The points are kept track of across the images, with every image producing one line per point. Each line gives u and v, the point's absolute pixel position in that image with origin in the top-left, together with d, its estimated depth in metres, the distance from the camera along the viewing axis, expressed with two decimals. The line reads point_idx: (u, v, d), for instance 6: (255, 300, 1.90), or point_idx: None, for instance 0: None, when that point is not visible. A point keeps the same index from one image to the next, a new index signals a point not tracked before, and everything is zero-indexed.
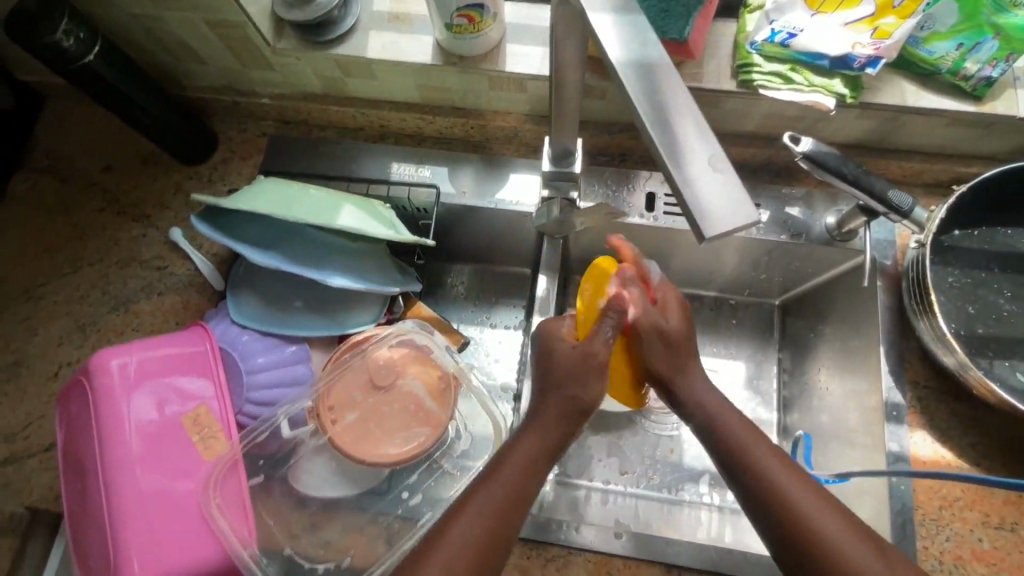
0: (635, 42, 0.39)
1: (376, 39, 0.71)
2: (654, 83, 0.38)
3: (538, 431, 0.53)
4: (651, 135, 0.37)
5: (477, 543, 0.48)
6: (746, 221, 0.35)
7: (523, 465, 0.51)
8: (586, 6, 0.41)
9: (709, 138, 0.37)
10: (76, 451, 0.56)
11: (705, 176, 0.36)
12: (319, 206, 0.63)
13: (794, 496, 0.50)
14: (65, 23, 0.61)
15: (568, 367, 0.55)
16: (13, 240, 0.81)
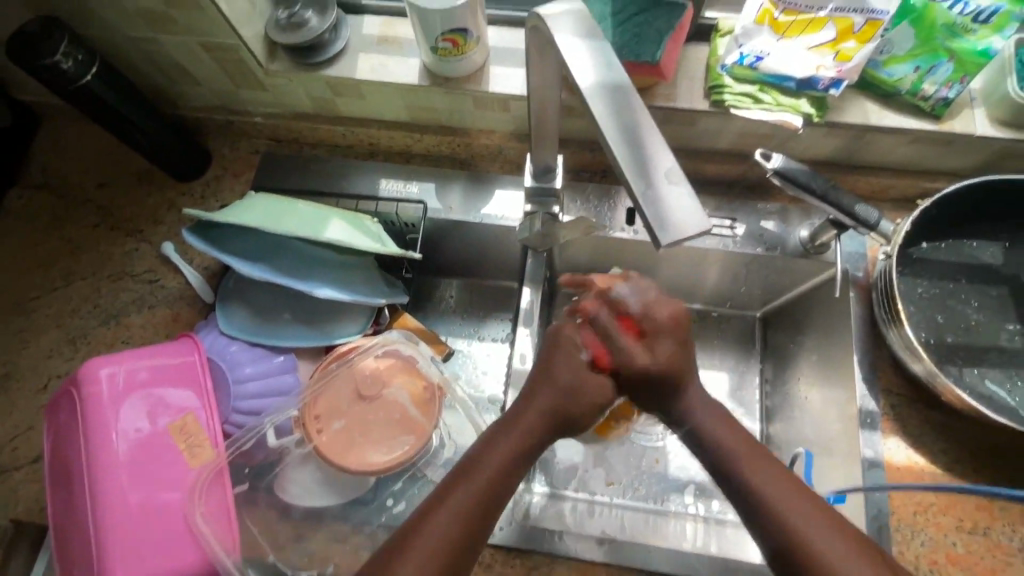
0: (600, 64, 0.42)
1: (365, 61, 0.74)
2: (619, 101, 0.41)
3: (518, 431, 0.53)
4: (613, 151, 0.39)
5: (447, 541, 0.48)
6: (702, 229, 0.37)
7: (500, 462, 0.52)
8: (554, 32, 0.43)
9: (668, 153, 0.39)
10: (64, 460, 0.56)
11: (662, 188, 0.38)
12: (308, 220, 0.65)
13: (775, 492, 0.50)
14: (64, 44, 0.64)
15: (559, 375, 0.56)
16: (6, 254, 0.83)
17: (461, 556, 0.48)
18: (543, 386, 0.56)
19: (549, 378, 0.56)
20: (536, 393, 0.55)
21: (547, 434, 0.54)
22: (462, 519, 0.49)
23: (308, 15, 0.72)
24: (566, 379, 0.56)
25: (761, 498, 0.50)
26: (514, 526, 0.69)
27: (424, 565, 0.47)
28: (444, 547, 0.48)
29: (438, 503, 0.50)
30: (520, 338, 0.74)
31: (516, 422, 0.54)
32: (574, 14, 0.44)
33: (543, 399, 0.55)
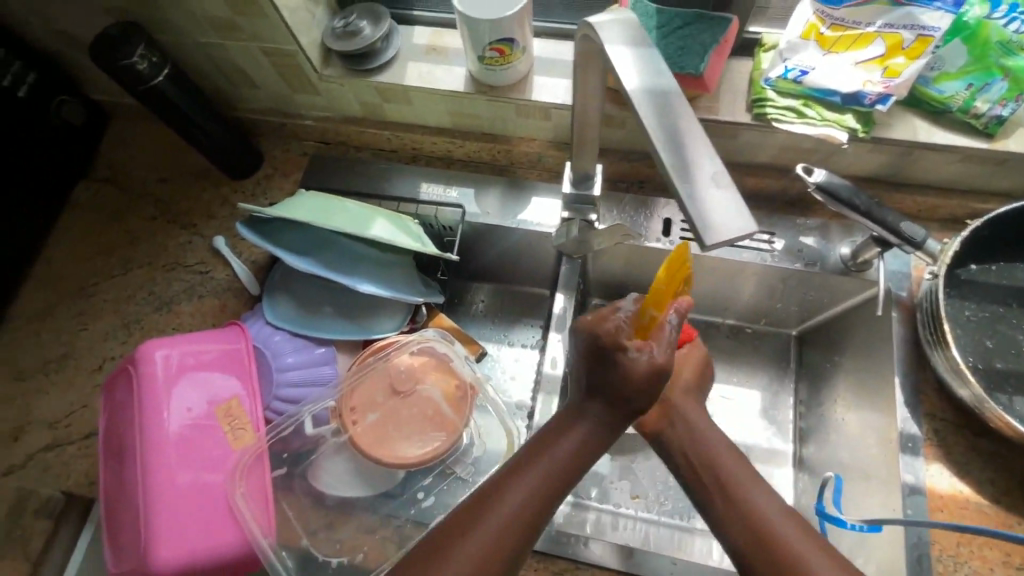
0: (650, 72, 0.43)
1: (413, 69, 0.77)
2: (668, 107, 0.42)
3: (586, 417, 0.50)
4: (661, 155, 0.40)
5: (538, 491, 0.47)
6: (747, 232, 0.37)
7: (527, 495, 0.47)
8: (605, 41, 0.45)
9: (714, 157, 0.40)
10: (119, 435, 0.59)
11: (709, 192, 0.39)
12: (353, 218, 0.68)
13: (771, 520, 0.47)
14: (141, 48, 0.68)
15: (601, 394, 0.50)
16: (72, 241, 0.89)
17: (522, 545, 0.46)
18: (576, 419, 0.50)
19: (603, 393, 0.50)
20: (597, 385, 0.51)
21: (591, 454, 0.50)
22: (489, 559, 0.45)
23: (363, 24, 0.75)
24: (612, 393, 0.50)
25: (763, 522, 0.47)
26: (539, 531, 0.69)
27: (501, 532, 0.45)
28: (524, 515, 0.46)
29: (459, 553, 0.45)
30: (551, 344, 0.76)
31: (557, 450, 0.49)
32: (623, 22, 0.45)
33: (583, 427, 0.50)
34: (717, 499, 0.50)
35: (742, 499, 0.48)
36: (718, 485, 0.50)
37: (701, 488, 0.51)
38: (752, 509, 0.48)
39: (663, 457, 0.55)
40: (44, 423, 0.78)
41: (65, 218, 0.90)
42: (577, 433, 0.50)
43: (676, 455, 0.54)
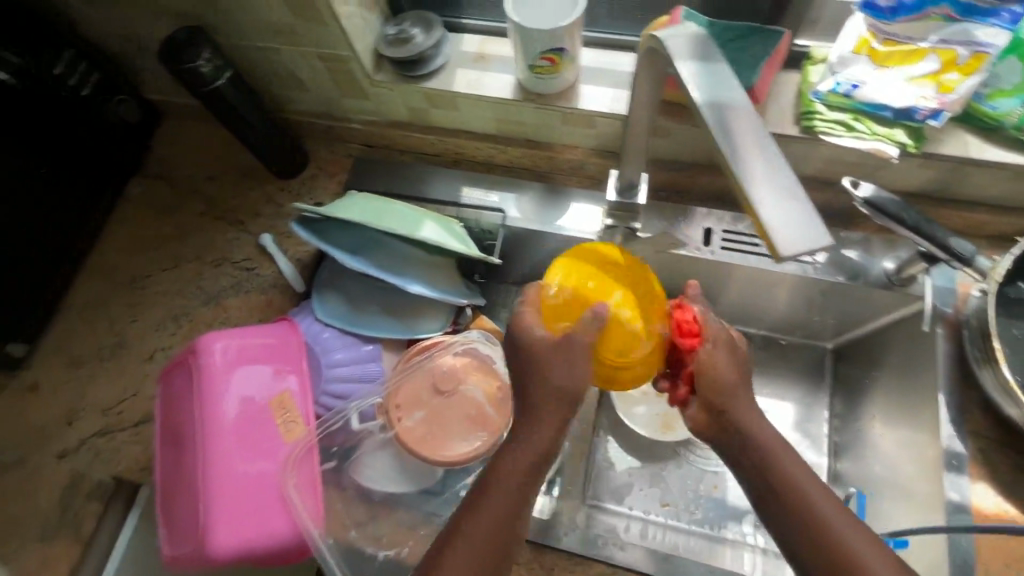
0: (720, 86, 0.44)
1: (462, 76, 0.79)
2: (740, 122, 0.42)
3: (550, 412, 0.53)
4: (733, 167, 0.41)
5: (516, 487, 0.51)
6: (824, 247, 0.38)
7: (507, 490, 0.51)
8: (674, 55, 0.46)
9: (787, 170, 0.40)
10: (178, 423, 0.62)
11: (783, 205, 0.39)
12: (403, 219, 0.70)
13: (822, 511, 0.50)
14: (205, 52, 0.72)
15: (533, 387, 0.53)
16: (125, 234, 0.92)
17: (509, 537, 0.51)
18: (530, 417, 0.53)
19: (534, 383, 0.53)
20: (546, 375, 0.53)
21: (556, 443, 0.53)
22: (484, 550, 0.50)
23: (415, 32, 0.78)
24: (547, 384, 0.53)
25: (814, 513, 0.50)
26: (577, 533, 0.69)
27: (487, 532, 0.50)
28: (506, 513, 0.51)
29: (454, 546, 0.50)
30: None
31: (520, 446, 0.53)
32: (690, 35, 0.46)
33: (544, 424, 0.53)
34: (770, 498, 0.52)
35: (801, 496, 0.51)
36: (779, 484, 0.51)
37: (760, 485, 0.52)
38: (807, 504, 0.50)
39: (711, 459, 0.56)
40: (97, 410, 0.81)
41: (119, 212, 0.94)
42: (538, 430, 0.52)
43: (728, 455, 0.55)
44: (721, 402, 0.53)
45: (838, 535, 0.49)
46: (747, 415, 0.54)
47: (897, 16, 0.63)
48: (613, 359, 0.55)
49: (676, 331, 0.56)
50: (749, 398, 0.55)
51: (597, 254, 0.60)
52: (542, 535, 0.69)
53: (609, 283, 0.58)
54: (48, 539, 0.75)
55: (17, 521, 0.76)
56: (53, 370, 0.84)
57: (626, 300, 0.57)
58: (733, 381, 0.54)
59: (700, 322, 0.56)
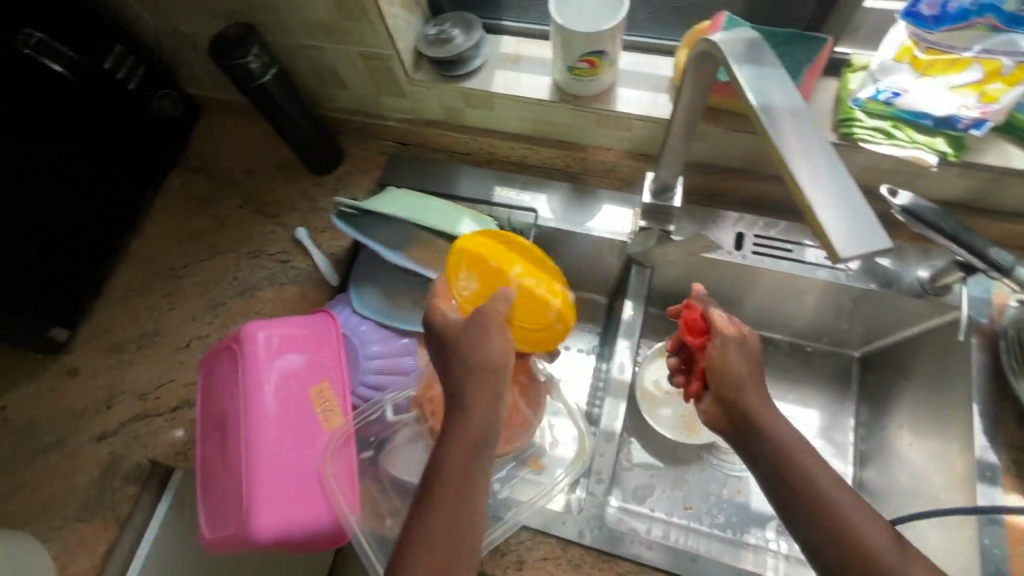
0: (778, 92, 0.45)
1: (500, 77, 0.80)
2: (797, 126, 0.43)
3: (480, 391, 0.52)
4: (792, 168, 0.41)
5: (458, 472, 0.51)
6: (884, 247, 0.38)
7: (456, 474, 0.51)
8: (731, 59, 0.47)
9: (844, 173, 0.41)
10: (222, 406, 0.64)
11: (840, 206, 0.39)
12: (444, 216, 0.74)
13: (845, 511, 0.51)
14: (255, 48, 0.73)
15: (459, 369, 0.53)
16: (164, 224, 0.94)
17: (465, 525, 0.50)
18: (458, 400, 0.53)
19: (459, 366, 0.53)
20: (476, 355, 0.53)
21: (492, 418, 0.52)
22: (448, 534, 0.50)
23: (455, 33, 0.79)
24: (470, 365, 0.53)
25: (836, 514, 0.51)
26: (604, 529, 0.69)
27: (445, 524, 0.50)
28: (456, 500, 0.50)
29: (418, 534, 0.50)
30: (619, 349, 0.80)
31: (458, 431, 0.52)
32: (748, 41, 0.48)
33: (475, 405, 0.52)
34: (796, 503, 0.52)
35: (817, 487, 0.52)
36: (794, 475, 0.53)
37: (775, 476, 0.53)
38: (829, 505, 0.51)
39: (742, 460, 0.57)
40: (134, 395, 0.83)
41: (158, 203, 0.96)
42: (469, 413, 0.52)
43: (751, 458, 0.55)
44: (732, 395, 0.57)
45: (856, 527, 0.51)
46: (756, 404, 0.56)
47: (940, 25, 0.63)
48: (531, 323, 0.70)
49: (687, 330, 0.67)
50: (762, 392, 0.57)
51: (500, 233, 0.72)
52: (570, 531, 0.69)
53: (508, 261, 0.70)
54: (86, 519, 0.76)
55: (55, 501, 0.77)
56: (93, 355, 0.86)
57: (528, 271, 0.70)
58: (744, 373, 0.57)
59: (705, 318, 0.65)
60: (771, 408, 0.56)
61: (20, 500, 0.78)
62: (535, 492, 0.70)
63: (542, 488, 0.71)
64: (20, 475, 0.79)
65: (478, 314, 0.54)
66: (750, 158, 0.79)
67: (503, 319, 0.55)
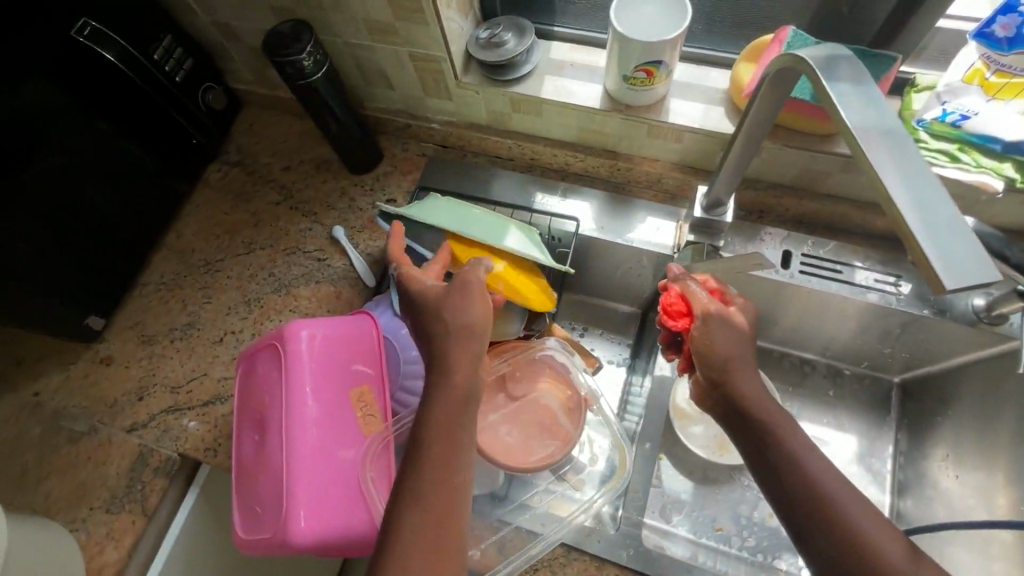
0: (873, 110, 0.44)
1: (550, 83, 0.80)
2: (897, 147, 0.42)
3: (465, 360, 0.52)
4: (892, 189, 0.40)
5: (448, 446, 0.50)
6: (991, 280, 0.36)
7: (441, 443, 0.50)
8: (824, 76, 0.45)
9: (947, 199, 0.39)
10: (261, 405, 0.63)
11: (944, 232, 0.38)
12: (489, 226, 0.75)
13: (874, 538, 0.47)
14: (310, 46, 0.72)
15: (438, 331, 0.54)
16: (202, 217, 0.94)
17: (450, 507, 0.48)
18: (440, 363, 0.53)
19: (441, 333, 0.54)
20: (456, 317, 0.54)
21: (472, 381, 0.52)
22: (435, 512, 0.48)
23: (507, 37, 0.78)
24: (450, 325, 0.53)
25: (862, 540, 0.47)
26: (639, 549, 0.68)
27: (431, 500, 0.48)
28: (442, 475, 0.49)
29: (395, 520, 0.48)
30: None
31: (441, 395, 0.51)
32: (836, 58, 0.46)
33: (456, 362, 0.52)
34: (814, 526, 0.49)
35: (828, 499, 0.49)
36: (797, 482, 0.51)
37: (782, 486, 0.51)
38: (855, 529, 0.48)
39: (768, 477, 0.53)
40: (167, 387, 0.83)
41: (198, 196, 0.96)
42: (450, 370, 0.52)
43: (772, 476, 0.52)
44: (718, 374, 0.58)
45: (879, 546, 0.47)
46: (748, 390, 0.56)
47: (1013, 48, 0.61)
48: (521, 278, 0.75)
49: (667, 313, 0.66)
50: (749, 371, 0.58)
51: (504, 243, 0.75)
52: (606, 549, 0.68)
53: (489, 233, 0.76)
54: (114, 510, 0.75)
55: (86, 491, 0.77)
56: (127, 346, 0.86)
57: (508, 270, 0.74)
58: (732, 354, 0.58)
59: (685, 298, 0.64)
60: (767, 400, 0.56)
61: (50, 487, 0.77)
62: (572, 509, 0.68)
63: (582, 505, 0.68)
64: (50, 462, 0.79)
65: (457, 280, 0.56)
66: (800, 176, 0.78)
67: (483, 285, 0.56)
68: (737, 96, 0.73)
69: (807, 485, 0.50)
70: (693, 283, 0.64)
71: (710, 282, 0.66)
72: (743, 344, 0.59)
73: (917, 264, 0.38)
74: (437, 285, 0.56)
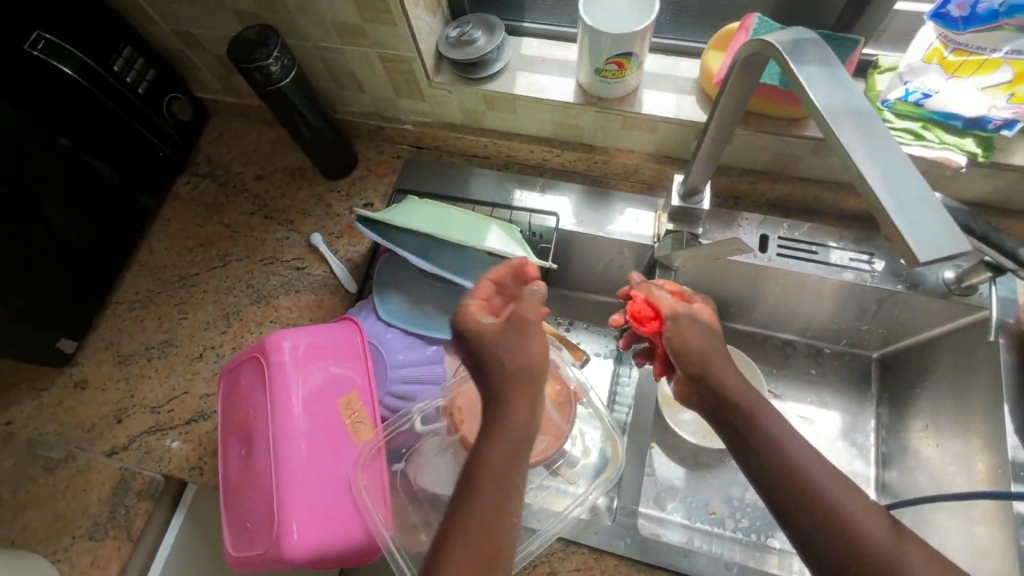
0: (840, 93, 0.44)
1: (522, 79, 0.79)
2: (866, 128, 0.43)
3: (525, 400, 0.51)
4: (863, 169, 0.41)
5: (501, 485, 0.48)
6: (962, 252, 0.37)
7: (495, 488, 0.48)
8: (792, 60, 0.46)
9: (914, 175, 0.40)
10: (247, 420, 0.62)
11: (916, 209, 0.39)
12: (469, 226, 0.75)
13: (854, 516, 0.48)
14: (277, 51, 0.71)
15: (495, 371, 0.52)
16: (173, 231, 0.92)
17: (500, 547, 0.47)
18: (498, 400, 0.51)
19: (497, 372, 0.52)
20: (517, 356, 0.52)
21: (532, 424, 0.51)
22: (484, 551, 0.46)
23: (477, 35, 0.78)
24: (507, 368, 0.51)
25: (843, 518, 0.48)
26: (636, 538, 0.69)
27: (479, 540, 0.46)
28: (493, 516, 0.47)
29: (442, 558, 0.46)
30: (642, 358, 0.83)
31: (491, 427, 0.51)
32: (802, 42, 0.47)
33: (515, 408, 0.51)
34: (796, 508, 0.50)
35: (808, 480, 0.50)
36: (777, 464, 0.51)
37: (765, 472, 0.52)
38: (837, 509, 0.48)
39: (753, 461, 0.53)
40: (147, 408, 0.80)
41: (168, 209, 0.93)
42: (511, 409, 0.51)
43: (755, 459, 0.53)
44: (697, 370, 0.59)
45: (863, 526, 0.47)
46: (727, 380, 0.58)
47: (968, 26, 0.63)
48: None
49: (636, 319, 0.68)
50: (725, 359, 0.60)
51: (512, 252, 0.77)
52: (603, 540, 0.68)
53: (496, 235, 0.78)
54: (98, 538, 0.73)
55: (68, 519, 0.74)
56: (102, 367, 0.83)
57: None
58: (705, 347, 0.60)
59: (651, 304, 0.67)
60: (745, 386, 0.57)
61: (28, 518, 0.74)
62: (565, 503, 0.68)
63: (576, 498, 0.68)
64: (25, 492, 0.76)
65: (513, 316, 0.53)
66: (771, 161, 0.79)
67: (539, 320, 0.54)
68: (708, 84, 0.74)
69: (788, 467, 0.51)
70: (658, 288, 0.67)
71: (671, 284, 0.69)
72: (709, 334, 0.62)
73: (891, 241, 0.39)
74: (496, 322, 0.53)
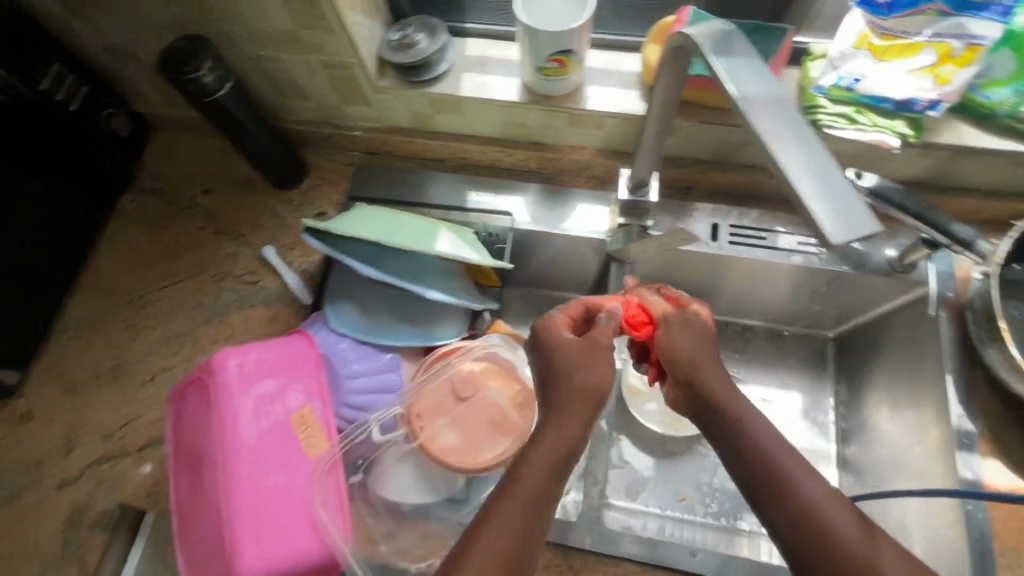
0: (758, 81, 0.45)
1: (467, 80, 0.79)
2: (783, 114, 0.44)
3: (582, 410, 0.50)
4: (777, 156, 0.42)
5: (539, 491, 0.47)
6: (872, 231, 0.38)
7: (525, 503, 0.46)
8: (710, 51, 0.47)
9: (827, 159, 0.42)
10: (196, 442, 0.60)
11: (829, 192, 0.40)
12: (418, 231, 0.74)
13: (820, 508, 0.48)
14: (208, 62, 0.70)
15: (563, 390, 0.51)
16: (118, 251, 0.89)
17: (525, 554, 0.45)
18: (553, 408, 0.50)
19: (563, 383, 0.51)
20: (591, 376, 0.51)
21: (581, 441, 0.50)
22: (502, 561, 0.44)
23: (419, 37, 0.77)
24: (575, 384, 0.51)
25: (812, 510, 0.48)
26: (603, 531, 0.69)
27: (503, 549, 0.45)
28: (524, 521, 0.46)
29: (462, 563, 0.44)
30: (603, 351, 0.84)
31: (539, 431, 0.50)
32: (726, 33, 0.48)
33: (572, 421, 0.49)
34: (766, 498, 0.50)
35: (778, 471, 0.50)
36: (754, 456, 0.51)
37: (742, 466, 0.52)
38: (804, 500, 0.49)
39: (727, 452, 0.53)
40: (98, 435, 0.77)
41: (111, 229, 0.90)
42: (565, 421, 0.49)
43: (731, 451, 0.53)
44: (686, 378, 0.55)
45: (826, 516, 0.48)
46: (716, 385, 0.55)
47: (893, 10, 0.66)
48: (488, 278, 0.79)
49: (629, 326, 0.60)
50: (714, 365, 0.56)
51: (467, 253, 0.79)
52: (570, 536, 0.68)
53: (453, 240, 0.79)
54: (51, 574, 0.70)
55: (18, 557, 0.71)
56: (48, 397, 0.80)
57: None
58: (696, 351, 0.56)
59: (646, 309, 0.61)
60: (730, 390, 0.55)
61: None
62: None
63: None
64: None
65: (591, 339, 0.53)
66: (717, 150, 0.80)
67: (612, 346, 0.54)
68: (649, 77, 0.75)
69: (759, 459, 0.51)
70: (652, 293, 0.63)
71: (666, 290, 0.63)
72: (701, 337, 0.57)
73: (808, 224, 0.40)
74: (575, 340, 0.53)
